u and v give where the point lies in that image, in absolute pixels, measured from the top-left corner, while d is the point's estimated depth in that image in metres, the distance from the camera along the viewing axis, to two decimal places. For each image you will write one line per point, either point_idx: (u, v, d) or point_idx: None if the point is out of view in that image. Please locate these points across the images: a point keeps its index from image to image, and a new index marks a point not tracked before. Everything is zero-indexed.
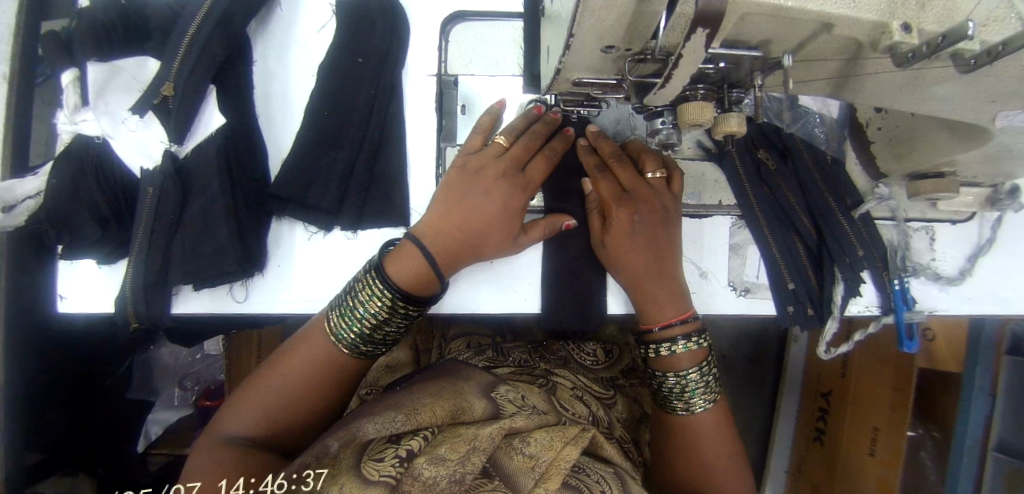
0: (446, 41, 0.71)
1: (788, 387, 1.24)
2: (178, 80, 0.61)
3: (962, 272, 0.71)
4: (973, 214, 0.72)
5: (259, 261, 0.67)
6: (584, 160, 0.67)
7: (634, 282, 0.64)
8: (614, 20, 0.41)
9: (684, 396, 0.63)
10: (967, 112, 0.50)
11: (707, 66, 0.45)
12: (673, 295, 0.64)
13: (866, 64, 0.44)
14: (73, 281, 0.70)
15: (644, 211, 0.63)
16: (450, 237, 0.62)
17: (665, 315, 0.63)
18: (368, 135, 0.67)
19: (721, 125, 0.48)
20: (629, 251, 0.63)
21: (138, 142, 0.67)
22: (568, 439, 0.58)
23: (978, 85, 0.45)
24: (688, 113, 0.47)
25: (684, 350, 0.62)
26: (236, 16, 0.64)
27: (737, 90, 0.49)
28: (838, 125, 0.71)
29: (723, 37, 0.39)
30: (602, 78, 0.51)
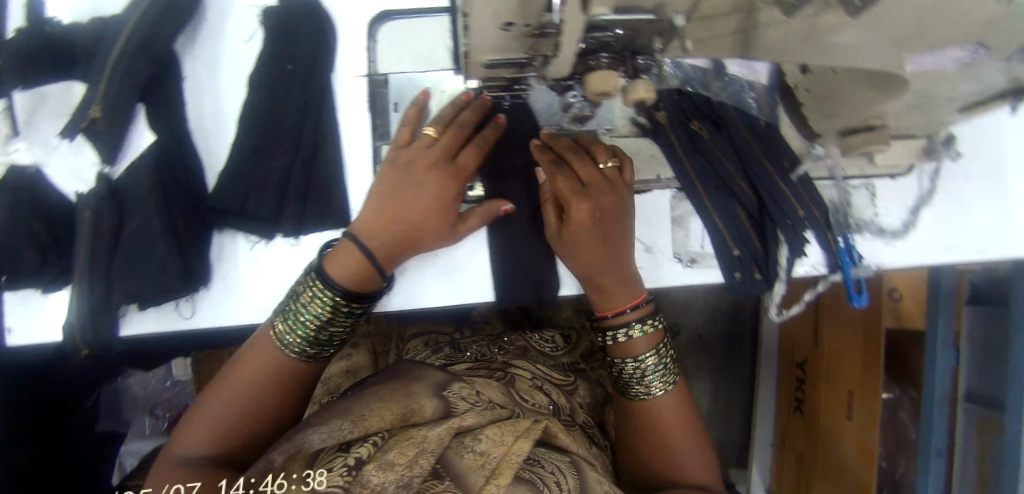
0: (374, 42, 0.70)
1: (765, 360, 1.27)
2: (105, 101, 0.61)
3: (905, 225, 0.72)
4: (911, 167, 0.72)
5: (201, 275, 0.66)
6: (538, 156, 0.64)
7: (587, 273, 0.64)
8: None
9: (645, 380, 0.66)
10: (876, 59, 0.50)
11: (605, 33, 0.45)
12: (625, 283, 0.64)
13: (762, 16, 0.45)
14: (42, 316, 0.67)
15: (602, 203, 0.62)
16: (388, 231, 0.62)
17: (618, 304, 0.65)
18: (302, 140, 0.68)
19: (631, 93, 0.49)
20: (590, 245, 0.62)
21: (70, 168, 0.67)
22: (519, 432, 0.58)
23: (876, 30, 0.45)
24: (594, 84, 0.48)
25: (640, 335, 0.65)
26: (160, 33, 0.64)
27: (642, 58, 0.50)
28: (768, 91, 0.71)
29: (610, 4, 0.39)
30: (511, 58, 0.52)
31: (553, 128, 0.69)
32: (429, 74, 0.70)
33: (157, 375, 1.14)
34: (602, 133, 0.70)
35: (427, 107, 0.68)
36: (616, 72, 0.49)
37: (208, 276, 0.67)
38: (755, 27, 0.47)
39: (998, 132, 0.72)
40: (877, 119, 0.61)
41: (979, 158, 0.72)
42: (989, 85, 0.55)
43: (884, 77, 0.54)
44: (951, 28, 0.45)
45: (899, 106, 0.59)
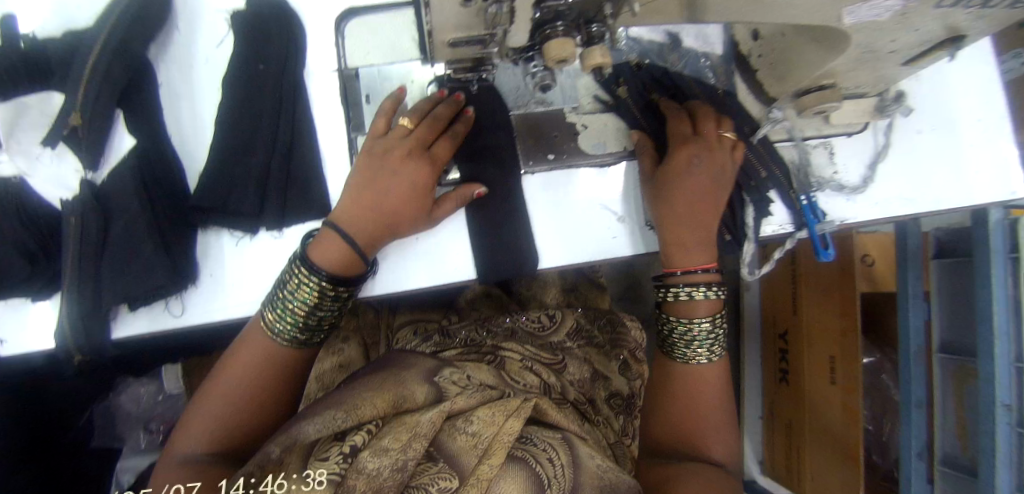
0: (342, 37, 0.73)
1: (749, 336, 1.29)
2: (84, 109, 0.62)
3: (864, 180, 0.75)
4: (867, 124, 0.76)
5: (189, 272, 0.68)
6: (676, 115, 0.69)
7: (669, 216, 0.65)
8: None
9: (692, 345, 0.65)
10: (816, 12, 0.53)
11: (558, 1, 0.48)
12: (703, 245, 0.66)
13: None
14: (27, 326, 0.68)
15: (707, 158, 0.65)
16: (369, 219, 0.64)
17: (691, 262, 0.65)
18: (280, 135, 0.69)
19: (587, 60, 0.52)
20: (683, 195, 0.65)
21: (53, 175, 0.68)
22: (509, 412, 0.57)
23: None
24: (551, 51, 0.50)
25: (702, 298, 0.65)
26: (134, 40, 0.66)
27: (595, 26, 0.52)
28: (724, 58, 0.75)
29: None
30: (473, 34, 0.55)
31: (521, 109, 0.72)
32: (398, 65, 0.72)
33: (150, 389, 1.12)
34: (568, 111, 0.72)
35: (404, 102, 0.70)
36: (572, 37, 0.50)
37: (197, 273, 0.69)
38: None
39: (938, 86, 0.77)
40: (829, 79, 0.65)
41: (926, 112, 0.77)
42: (925, 34, 0.59)
43: (828, 32, 0.58)
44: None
45: (847, 63, 0.62)
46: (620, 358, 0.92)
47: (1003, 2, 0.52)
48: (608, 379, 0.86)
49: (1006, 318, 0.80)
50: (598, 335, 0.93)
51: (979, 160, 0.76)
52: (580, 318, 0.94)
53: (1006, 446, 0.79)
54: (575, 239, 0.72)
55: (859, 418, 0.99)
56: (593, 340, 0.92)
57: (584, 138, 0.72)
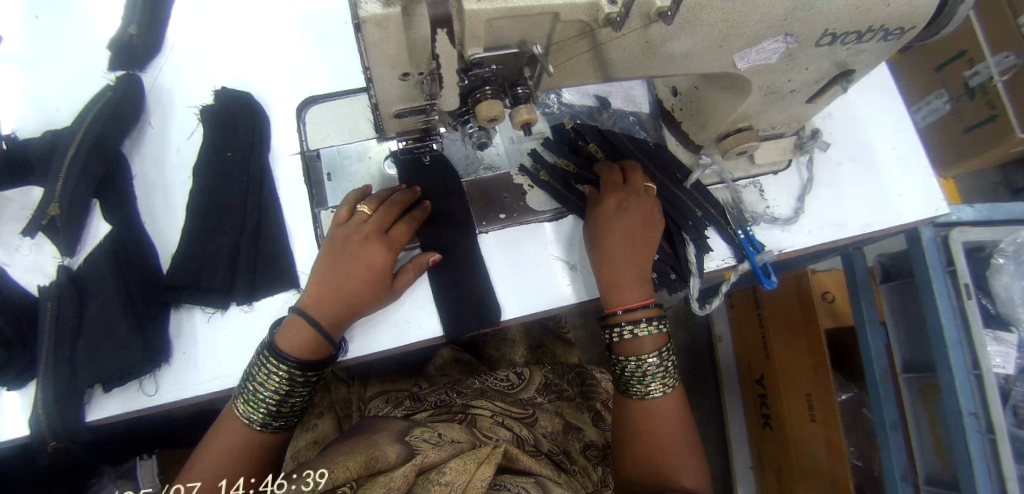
0: (303, 124, 0.79)
1: (728, 389, 1.28)
2: (62, 199, 0.68)
3: (795, 211, 0.81)
4: (790, 161, 0.83)
5: (161, 351, 0.69)
6: (607, 170, 0.73)
7: (604, 267, 0.68)
8: (395, 50, 0.51)
9: (645, 380, 0.65)
10: (713, 60, 0.62)
11: (483, 68, 0.56)
12: (637, 281, 0.67)
13: (604, 34, 0.56)
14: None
15: (630, 197, 0.69)
16: (332, 302, 0.64)
17: (629, 299, 0.67)
18: (248, 213, 0.73)
19: (516, 116, 0.58)
20: (613, 238, 0.67)
21: (33, 264, 0.73)
22: (481, 459, 0.54)
23: (699, 37, 0.57)
24: (483, 111, 0.57)
25: (647, 333, 0.65)
26: (108, 136, 0.72)
27: (520, 88, 0.60)
28: (651, 116, 0.84)
29: (479, 42, 0.52)
30: (415, 106, 0.62)
31: (470, 175, 0.77)
32: (355, 145, 0.77)
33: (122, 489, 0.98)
34: (513, 173, 0.78)
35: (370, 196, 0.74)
36: (500, 98, 0.58)
37: (169, 352, 0.70)
38: (601, 44, 0.58)
39: (850, 123, 0.85)
40: (743, 122, 0.73)
41: (842, 146, 0.84)
42: (818, 71, 0.67)
43: (729, 78, 0.66)
44: (757, 27, 0.57)
45: (755, 106, 0.70)
46: (592, 410, 0.87)
47: (874, 37, 0.62)
48: (581, 431, 0.80)
49: (956, 329, 0.81)
50: (568, 388, 0.88)
51: (899, 183, 0.82)
52: (548, 373, 0.89)
53: (980, 453, 0.78)
54: (531, 292, 0.74)
55: (845, 454, 0.96)
56: (564, 394, 0.86)
57: (533, 197, 0.77)
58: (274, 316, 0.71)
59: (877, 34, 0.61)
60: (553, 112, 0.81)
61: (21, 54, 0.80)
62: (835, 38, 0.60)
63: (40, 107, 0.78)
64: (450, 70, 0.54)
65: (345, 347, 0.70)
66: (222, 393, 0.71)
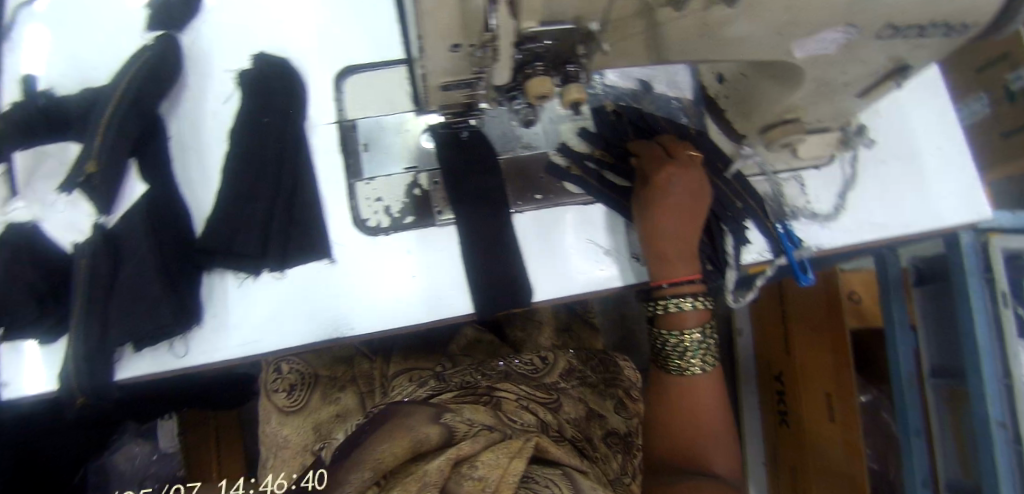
0: (341, 93, 0.76)
1: (745, 382, 1.28)
2: (100, 157, 0.67)
3: (836, 208, 0.79)
4: (833, 157, 0.81)
5: (193, 313, 0.69)
6: (650, 150, 0.71)
7: (651, 237, 0.66)
8: (446, 18, 0.50)
9: (686, 356, 0.65)
10: (766, 48, 0.60)
11: (537, 43, 0.55)
12: (684, 255, 0.66)
13: (661, 13, 0.55)
14: (15, 368, 0.70)
15: (680, 172, 0.67)
16: None
17: (676, 274, 0.65)
18: (283, 180, 0.72)
19: (566, 95, 0.59)
20: (662, 210, 0.66)
21: (68, 220, 0.72)
22: (513, 453, 0.53)
23: (755, 23, 0.56)
24: (533, 87, 0.57)
25: (691, 308, 0.64)
26: (146, 96, 0.71)
27: (571, 66, 0.59)
28: (694, 103, 0.82)
29: (534, 15, 0.50)
30: (461, 79, 0.60)
31: (508, 153, 0.75)
32: (394, 118, 0.75)
33: (144, 448, 1.02)
34: (550, 154, 0.75)
35: (410, 175, 0.73)
36: (551, 76, 0.58)
37: (200, 314, 0.70)
38: (659, 24, 0.57)
39: (898, 120, 0.83)
40: (790, 114, 0.71)
41: (888, 144, 0.82)
42: (873, 66, 0.65)
43: (783, 68, 0.64)
44: (818, 14, 0.55)
45: (805, 97, 0.68)
46: (615, 397, 0.85)
47: (939, 33, 0.59)
48: (605, 420, 0.79)
49: (990, 339, 0.79)
50: (591, 375, 0.87)
51: (943, 185, 0.80)
52: (573, 358, 0.87)
53: (1007, 465, 0.77)
54: (564, 274, 0.73)
55: (863, 455, 0.96)
56: (587, 380, 0.85)
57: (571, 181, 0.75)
58: (308, 283, 0.71)
59: (942, 31, 0.58)
60: (596, 93, 0.79)
61: (55, 8, 0.80)
62: (898, 32, 0.58)
63: (75, 63, 0.78)
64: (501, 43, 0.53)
65: (378, 321, 0.70)
66: (252, 358, 0.71)
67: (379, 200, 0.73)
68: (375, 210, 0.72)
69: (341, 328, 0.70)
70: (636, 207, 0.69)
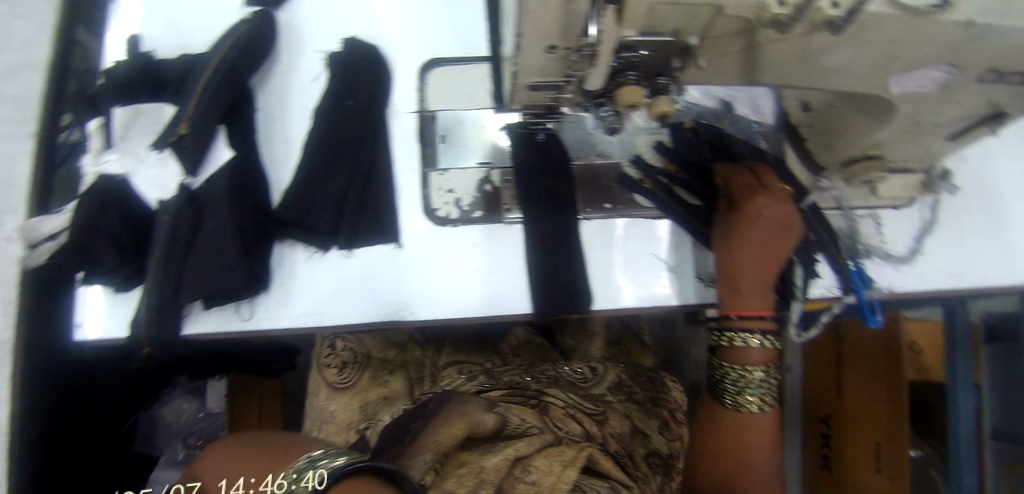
0: (424, 82, 0.79)
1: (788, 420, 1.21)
2: (192, 119, 0.69)
3: (911, 251, 0.77)
4: (913, 199, 0.78)
5: (264, 279, 0.72)
6: (739, 176, 0.68)
7: (729, 265, 0.65)
8: (549, 19, 0.51)
9: (744, 393, 0.63)
10: (863, 79, 0.59)
11: (633, 52, 0.55)
12: (760, 287, 0.64)
13: (763, 34, 0.54)
14: (91, 311, 0.74)
15: (772, 205, 0.64)
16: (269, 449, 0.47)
17: (746, 307, 0.64)
18: (360, 162, 0.74)
19: (655, 107, 0.59)
20: (745, 240, 0.64)
21: (156, 178, 0.76)
22: (566, 462, 0.54)
23: (858, 53, 0.54)
24: (623, 96, 0.57)
25: (758, 345, 0.63)
26: (241, 67, 0.74)
27: (663, 78, 0.59)
28: (775, 128, 0.81)
29: (636, 24, 0.50)
30: (551, 80, 0.61)
31: (582, 157, 0.75)
32: (472, 112, 0.77)
33: (192, 405, 1.06)
34: (624, 163, 0.76)
35: (483, 169, 0.75)
36: (642, 87, 0.58)
37: (269, 282, 0.73)
38: (758, 44, 0.56)
39: (989, 168, 0.79)
40: (875, 150, 0.69)
41: (974, 191, 0.79)
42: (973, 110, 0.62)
43: (875, 102, 0.63)
44: (928, 51, 0.53)
45: (895, 134, 0.66)
46: (661, 417, 0.83)
47: None
48: (648, 438, 0.78)
49: None
50: (639, 392, 0.86)
51: None
52: (623, 372, 0.86)
53: None
54: (625, 285, 0.74)
55: None
56: (634, 397, 0.84)
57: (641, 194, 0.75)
58: (375, 265, 0.73)
59: None
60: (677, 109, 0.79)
61: None
62: (1009, 77, 0.56)
63: (176, 29, 0.81)
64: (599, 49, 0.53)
65: (439, 309, 0.72)
66: (312, 329, 0.73)
67: (451, 192, 0.75)
68: (446, 201, 0.75)
69: (401, 312, 0.72)
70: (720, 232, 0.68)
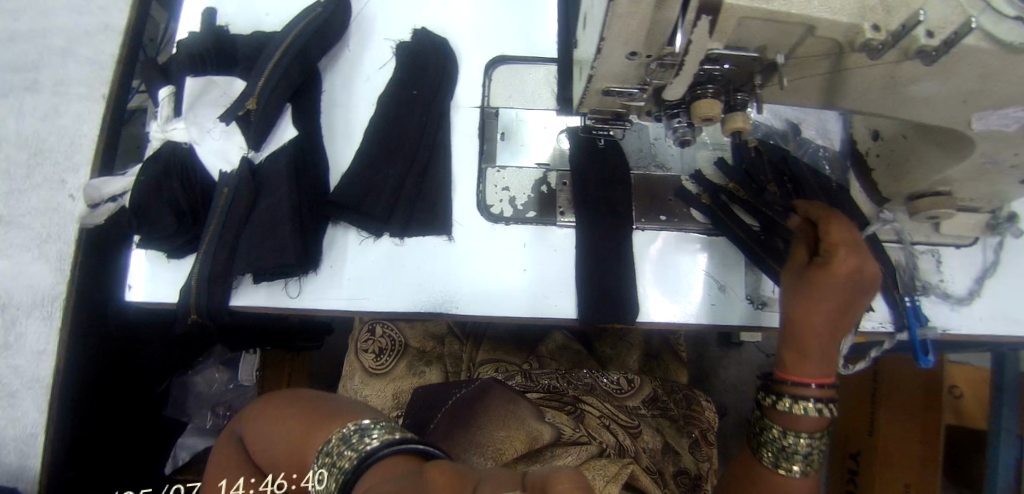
0: (489, 80, 0.80)
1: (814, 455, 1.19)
2: (261, 95, 0.71)
3: (970, 293, 0.74)
4: (976, 239, 0.76)
5: (315, 259, 0.72)
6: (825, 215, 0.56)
7: (797, 323, 0.54)
8: (636, 25, 0.50)
9: (786, 463, 0.52)
10: (946, 113, 0.57)
11: (714, 66, 0.55)
12: (829, 353, 0.53)
13: (851, 58, 0.53)
14: (141, 274, 0.75)
15: (865, 268, 0.53)
16: (303, 416, 0.52)
17: (806, 371, 0.53)
18: (419, 152, 0.75)
19: (729, 121, 0.57)
20: (825, 302, 0.53)
21: (219, 149, 0.76)
22: (608, 477, 0.55)
23: (946, 85, 0.53)
24: (700, 109, 0.56)
25: (807, 413, 0.52)
26: (312, 49, 0.75)
27: (742, 95, 0.58)
28: (840, 155, 0.81)
29: (724, 38, 0.50)
30: (626, 86, 0.60)
31: (641, 167, 0.77)
32: (537, 113, 0.78)
33: (223, 376, 1.08)
34: (684, 177, 0.77)
35: (542, 170, 0.76)
36: (720, 100, 0.57)
37: (319, 262, 0.73)
38: (843, 68, 0.55)
39: None
40: (945, 186, 0.67)
41: None
42: None
43: (952, 138, 0.61)
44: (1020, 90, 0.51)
45: (968, 172, 0.64)
46: (692, 436, 0.83)
47: None
48: (680, 457, 0.77)
49: None
50: (674, 409, 0.85)
51: None
52: (658, 387, 0.87)
53: None
54: (673, 299, 0.73)
55: None
56: (668, 413, 0.84)
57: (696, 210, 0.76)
58: (425, 256, 0.73)
59: None
60: None
61: None
62: None
63: (251, 7, 0.83)
64: (680, 60, 0.52)
65: (486, 308, 0.71)
66: (355, 313, 0.73)
67: (506, 190, 0.75)
68: (501, 198, 0.75)
69: (447, 304, 0.72)
70: (792, 282, 0.56)
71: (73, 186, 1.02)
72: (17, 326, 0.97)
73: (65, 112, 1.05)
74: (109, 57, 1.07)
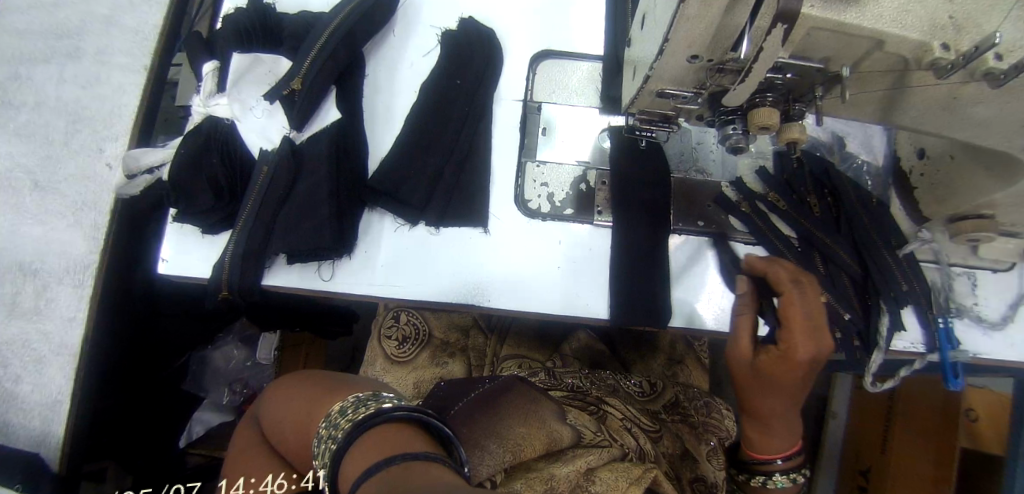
0: (534, 74, 0.79)
1: (823, 469, 1.19)
2: (306, 77, 0.70)
3: (1004, 318, 0.74)
4: (1013, 264, 0.76)
5: (350, 244, 0.72)
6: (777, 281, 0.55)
7: (757, 412, 0.56)
8: (702, 29, 0.49)
9: None
10: (1001, 137, 0.56)
11: (777, 74, 0.54)
12: (789, 427, 0.56)
13: (914, 76, 0.52)
14: (175, 247, 0.74)
15: (820, 348, 0.52)
16: (316, 390, 0.52)
17: (772, 446, 0.56)
18: (459, 142, 0.74)
19: (786, 131, 0.59)
20: (778, 395, 0.54)
21: (261, 127, 0.77)
22: (632, 479, 0.55)
23: (1006, 108, 0.52)
24: (758, 117, 0.56)
25: (779, 485, 0.57)
26: (359, 31, 0.74)
27: (798, 105, 0.58)
28: (882, 171, 0.80)
29: (792, 47, 0.49)
30: (682, 90, 0.59)
31: (681, 172, 0.77)
32: (579, 110, 0.78)
33: (241, 353, 1.09)
34: (724, 183, 0.77)
35: (581, 168, 0.76)
36: (777, 110, 0.56)
37: (354, 246, 0.73)
38: (905, 85, 0.54)
39: None
40: (988, 209, 0.67)
41: None
42: None
43: (1002, 160, 0.61)
44: None
45: (1015, 197, 0.63)
46: (711, 443, 0.80)
47: None
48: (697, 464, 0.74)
49: None
50: (693, 415, 0.84)
51: None
52: (679, 393, 0.87)
53: None
54: (703, 308, 0.72)
55: None
56: (688, 419, 0.83)
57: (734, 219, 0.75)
58: (460, 248, 0.73)
59: None
60: None
61: None
62: None
63: None
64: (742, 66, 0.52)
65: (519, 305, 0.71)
66: (386, 300, 0.73)
67: (545, 186, 0.75)
68: (539, 194, 0.75)
69: (479, 297, 0.71)
70: (749, 373, 0.55)
71: (110, 155, 1.02)
72: (46, 291, 0.97)
73: (104, 80, 1.04)
74: (152, 28, 1.06)
